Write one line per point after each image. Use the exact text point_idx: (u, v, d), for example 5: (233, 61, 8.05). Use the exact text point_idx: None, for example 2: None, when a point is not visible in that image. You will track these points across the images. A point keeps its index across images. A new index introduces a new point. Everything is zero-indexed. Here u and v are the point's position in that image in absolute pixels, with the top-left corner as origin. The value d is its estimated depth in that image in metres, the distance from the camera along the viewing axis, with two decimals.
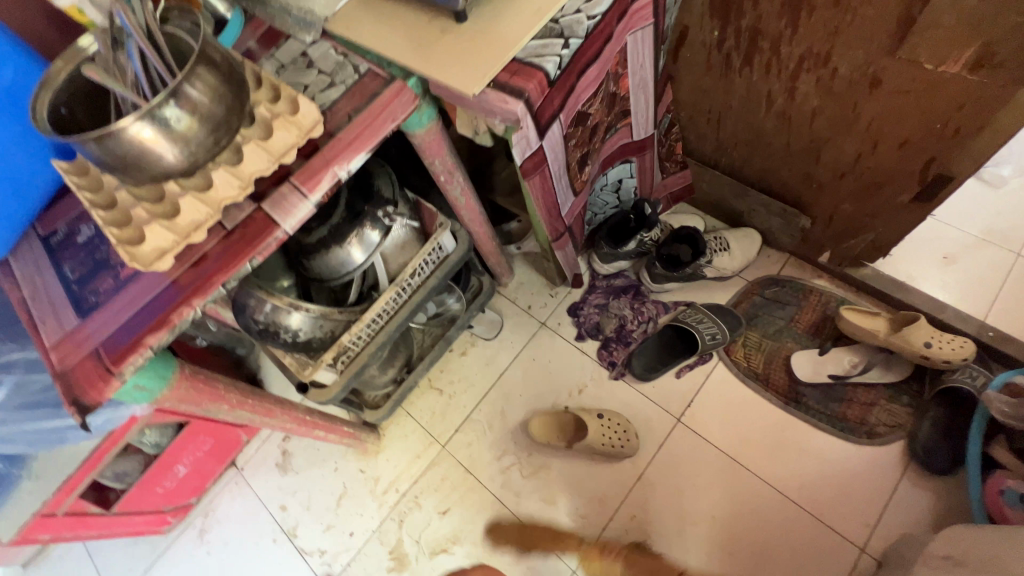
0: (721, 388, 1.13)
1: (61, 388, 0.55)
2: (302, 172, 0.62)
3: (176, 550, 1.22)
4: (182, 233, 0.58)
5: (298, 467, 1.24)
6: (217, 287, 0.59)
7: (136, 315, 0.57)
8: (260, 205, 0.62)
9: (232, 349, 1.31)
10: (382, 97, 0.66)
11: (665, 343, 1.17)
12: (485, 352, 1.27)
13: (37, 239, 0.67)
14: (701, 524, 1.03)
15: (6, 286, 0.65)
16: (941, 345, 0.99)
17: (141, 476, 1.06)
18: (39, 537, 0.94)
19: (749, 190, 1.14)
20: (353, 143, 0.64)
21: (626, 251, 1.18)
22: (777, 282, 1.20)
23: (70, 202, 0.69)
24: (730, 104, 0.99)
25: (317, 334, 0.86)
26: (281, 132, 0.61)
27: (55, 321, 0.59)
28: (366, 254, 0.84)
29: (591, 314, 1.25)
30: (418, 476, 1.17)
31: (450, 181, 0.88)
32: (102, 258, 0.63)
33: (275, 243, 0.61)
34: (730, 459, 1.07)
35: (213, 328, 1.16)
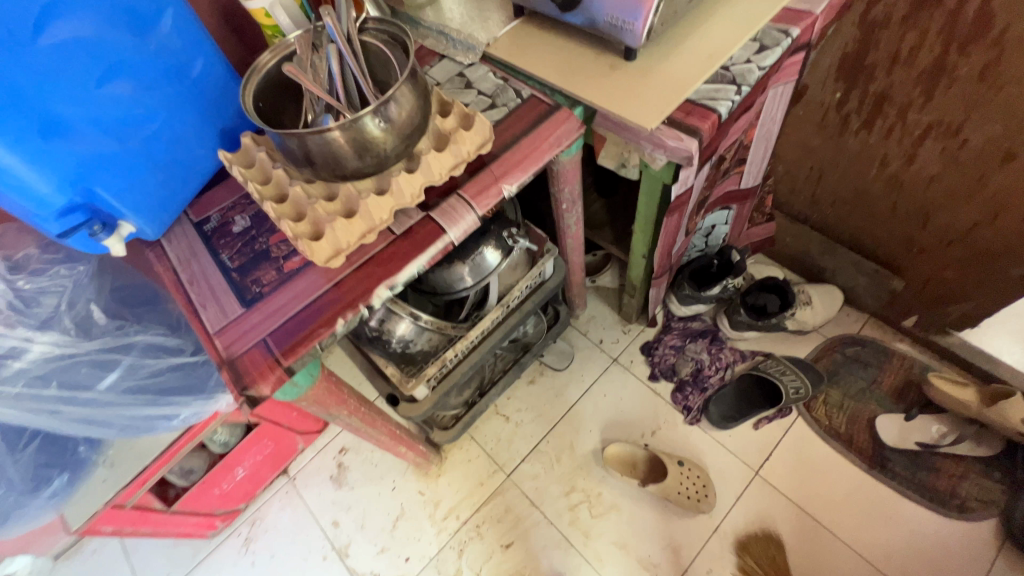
0: (801, 444, 1.11)
1: (228, 376, 0.54)
2: (471, 186, 0.64)
3: (219, 557, 1.16)
4: (358, 233, 0.59)
5: (354, 482, 1.20)
6: (383, 289, 0.58)
7: (305, 310, 0.57)
8: (428, 213, 0.63)
9: None
10: (548, 122, 0.67)
11: (744, 393, 1.15)
12: (554, 383, 1.26)
13: (189, 225, 0.68)
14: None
15: (158, 267, 0.65)
16: None
17: (206, 475, 1.02)
18: (103, 529, 0.90)
19: (838, 247, 1.15)
20: (520, 163, 0.65)
21: (709, 295, 1.16)
22: (858, 341, 1.19)
23: (224, 192, 0.70)
24: (837, 163, 1.01)
25: (423, 347, 0.86)
26: (457, 145, 0.63)
27: (218, 307, 0.59)
28: (482, 275, 0.84)
29: (667, 355, 1.24)
30: (480, 505, 1.14)
31: (570, 209, 0.89)
32: (262, 249, 0.63)
33: (440, 251, 0.62)
34: (812, 520, 1.03)
35: None
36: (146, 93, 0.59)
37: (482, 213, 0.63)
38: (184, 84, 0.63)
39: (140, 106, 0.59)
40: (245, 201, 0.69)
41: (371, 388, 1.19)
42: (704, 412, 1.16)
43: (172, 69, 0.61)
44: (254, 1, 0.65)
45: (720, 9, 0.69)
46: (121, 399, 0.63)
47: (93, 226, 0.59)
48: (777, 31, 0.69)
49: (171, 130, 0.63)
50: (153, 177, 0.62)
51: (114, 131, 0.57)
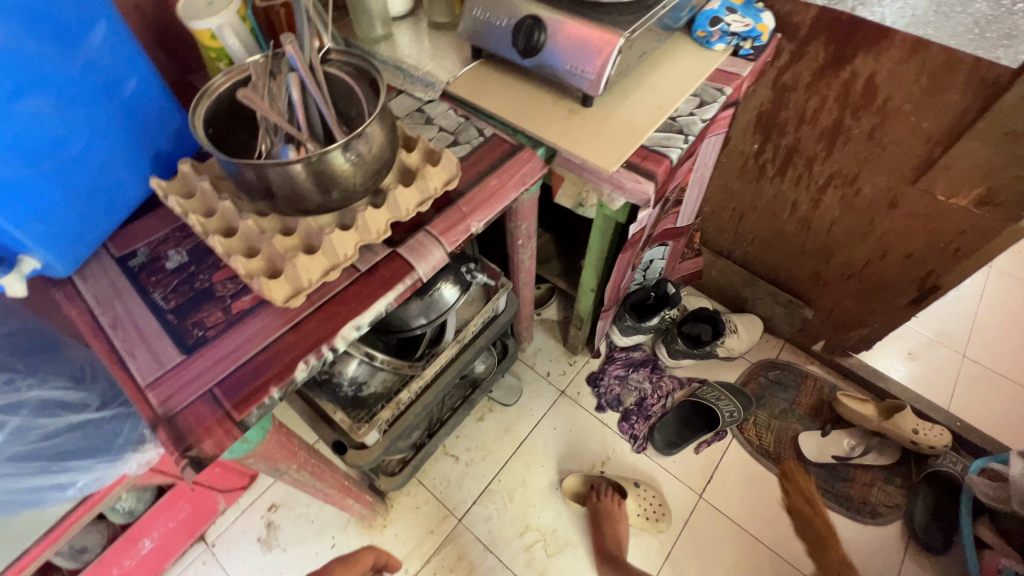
0: (737, 465, 1.18)
1: (165, 436, 0.47)
2: (439, 222, 0.62)
3: None
4: (320, 270, 0.55)
5: (286, 543, 1.08)
6: (348, 330, 0.54)
7: (260, 355, 0.51)
8: (395, 249, 0.60)
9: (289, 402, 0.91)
10: (513, 161, 0.69)
11: (686, 419, 1.21)
12: (504, 418, 1.24)
13: (110, 260, 0.59)
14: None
15: (69, 310, 0.56)
16: (926, 433, 1.10)
17: (104, 552, 0.85)
18: None
19: (758, 280, 1.27)
20: (487, 201, 0.65)
21: (648, 326, 1.22)
22: (777, 365, 1.31)
23: (154, 223, 0.63)
24: (755, 205, 1.13)
25: (377, 389, 0.82)
26: (424, 181, 0.62)
27: (151, 355, 0.51)
28: (441, 312, 0.82)
29: (612, 386, 1.26)
30: (430, 556, 1.07)
31: (525, 245, 0.90)
32: (204, 288, 0.57)
33: (409, 288, 0.59)
34: (757, 540, 1.09)
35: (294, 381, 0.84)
36: (66, 113, 0.52)
37: (450, 249, 0.62)
38: (112, 104, 0.56)
39: (60, 126, 0.52)
40: (181, 233, 0.62)
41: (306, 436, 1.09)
42: (650, 440, 1.20)
43: (98, 86, 0.55)
44: (200, 23, 0.60)
45: (662, 66, 0.76)
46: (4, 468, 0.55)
47: None
48: (714, 89, 0.77)
49: (93, 153, 0.55)
50: (68, 206, 0.54)
51: (24, 153, 0.49)
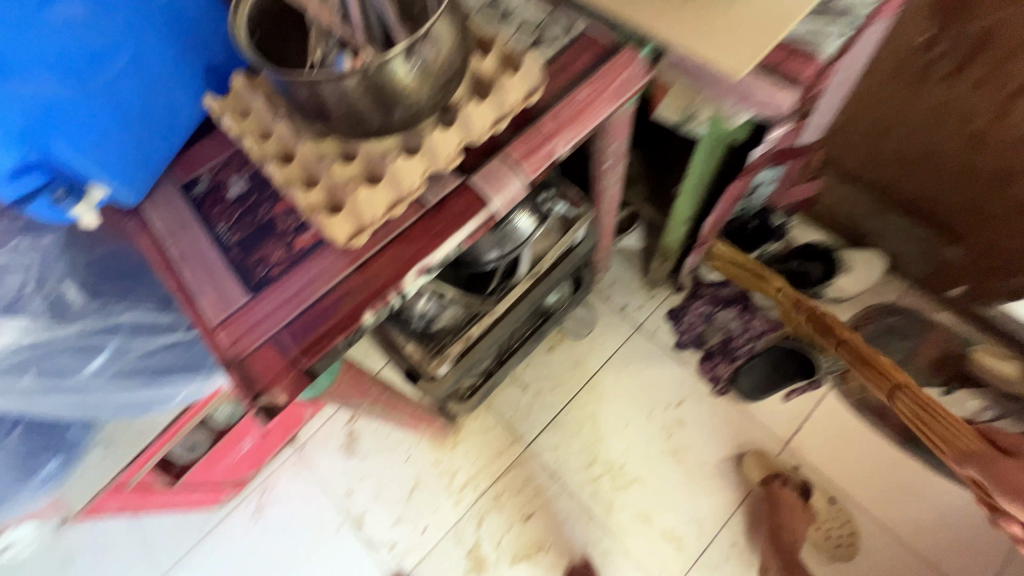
0: (831, 417, 1.07)
1: (237, 379, 0.45)
2: (518, 146, 0.52)
3: (232, 525, 1.13)
4: (384, 205, 0.48)
5: (366, 451, 1.16)
6: (417, 274, 0.49)
7: (325, 298, 0.47)
8: (467, 179, 0.52)
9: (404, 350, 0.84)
10: (610, 65, 0.55)
11: (777, 367, 1.08)
12: (575, 350, 1.19)
13: (174, 187, 0.57)
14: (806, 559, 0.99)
15: (141, 240, 0.55)
16: None
17: (211, 449, 0.95)
18: (105, 510, 0.87)
19: (890, 210, 1.05)
20: (576, 118, 0.54)
21: (745, 261, 1.09)
22: (897, 311, 1.13)
23: (213, 146, 0.58)
24: (908, 116, 0.89)
25: (446, 324, 0.79)
26: (501, 94, 0.51)
27: (218, 293, 0.49)
28: (514, 245, 0.75)
29: (695, 323, 1.17)
30: (498, 476, 1.10)
31: (613, 169, 0.78)
32: (266, 220, 0.53)
33: (482, 225, 0.51)
34: (848, 499, 1.02)
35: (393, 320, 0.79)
36: (105, 20, 0.47)
37: (529, 179, 0.52)
38: (151, 7, 0.50)
39: (101, 37, 0.47)
40: (241, 158, 0.57)
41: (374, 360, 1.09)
42: (734, 385, 1.10)
43: None
44: None
45: None
46: (114, 386, 0.57)
47: (55, 190, 0.49)
48: None
49: (142, 68, 0.50)
50: (124, 129, 0.51)
51: (69, 69, 0.46)
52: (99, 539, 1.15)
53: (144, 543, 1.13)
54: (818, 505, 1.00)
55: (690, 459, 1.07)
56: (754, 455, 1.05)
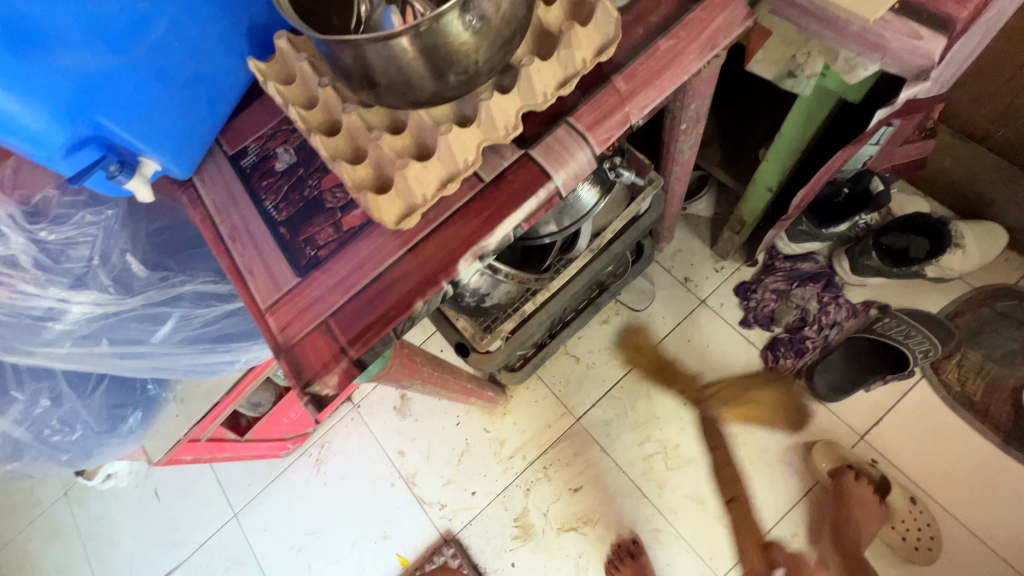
0: (919, 410, 0.97)
1: (287, 367, 0.44)
2: (587, 112, 0.46)
3: (294, 474, 1.21)
4: (436, 182, 0.43)
5: (417, 414, 1.18)
6: (471, 260, 0.44)
7: (374, 284, 0.44)
8: (527, 151, 0.46)
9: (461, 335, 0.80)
10: (701, 9, 0.46)
11: (856, 356, 0.99)
12: (632, 324, 1.13)
13: (224, 160, 0.55)
14: (872, 555, 0.93)
15: (193, 215, 0.53)
16: None
17: (274, 407, 1.00)
18: (182, 458, 0.95)
19: (1022, 177, 0.89)
20: (656, 78, 0.46)
21: (831, 233, 0.96)
22: (1014, 294, 0.98)
23: (260, 114, 0.56)
24: None
25: (498, 299, 0.76)
26: (569, 51, 0.44)
27: (267, 274, 0.47)
28: (577, 217, 0.68)
29: (766, 301, 1.07)
30: (547, 447, 1.09)
31: (690, 131, 0.69)
32: (314, 196, 0.50)
33: (543, 204, 0.45)
34: (930, 500, 0.93)
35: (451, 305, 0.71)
36: None
37: (598, 150, 0.46)
38: None
39: None
40: (288, 127, 0.54)
41: (424, 328, 1.08)
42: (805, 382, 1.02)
43: None
44: None
45: None
46: (181, 350, 0.62)
47: (109, 166, 0.47)
48: None
49: (184, 32, 0.47)
50: (170, 100, 0.48)
51: (107, 37, 0.42)
52: (182, 477, 1.26)
53: (219, 483, 1.24)
54: (896, 504, 0.90)
55: (751, 445, 1.01)
56: (822, 446, 0.97)
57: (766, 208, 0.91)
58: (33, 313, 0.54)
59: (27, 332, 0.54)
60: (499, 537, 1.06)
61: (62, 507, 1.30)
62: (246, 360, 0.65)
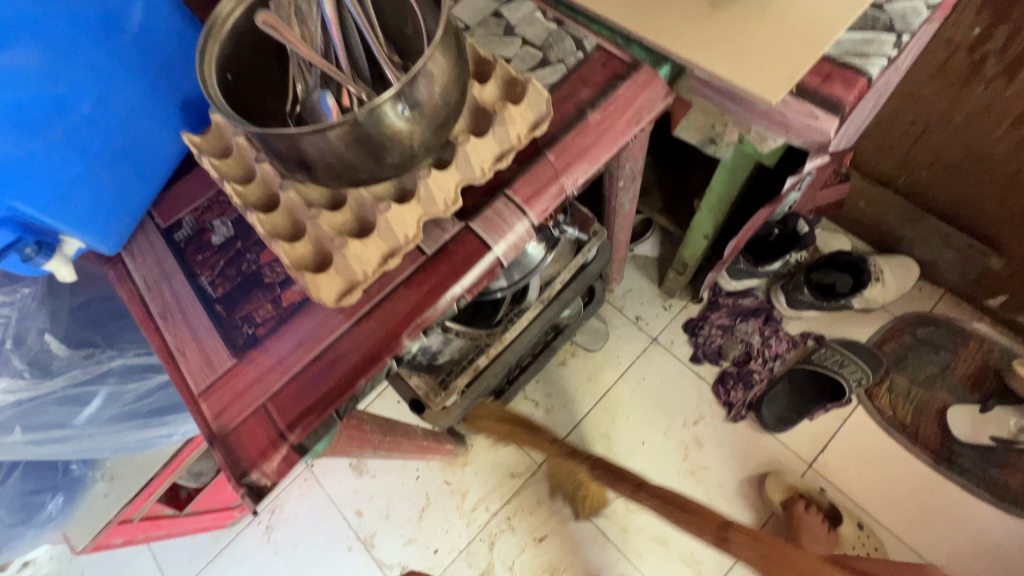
0: (859, 436, 1.02)
1: (222, 456, 0.41)
2: (524, 184, 0.47)
3: (242, 544, 1.12)
4: (377, 258, 0.44)
5: (375, 470, 1.13)
6: (416, 333, 0.44)
7: (315, 363, 0.43)
8: (467, 223, 0.47)
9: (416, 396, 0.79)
10: (626, 87, 0.50)
11: (799, 386, 1.04)
12: (587, 365, 1.15)
13: (156, 232, 0.53)
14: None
15: (121, 292, 0.51)
16: None
17: (216, 476, 0.94)
18: (113, 541, 0.87)
19: (925, 216, 0.98)
20: (588, 150, 0.48)
21: (767, 270, 1.03)
22: (930, 321, 1.06)
23: (196, 185, 0.54)
24: (950, 118, 0.82)
25: (450, 355, 0.76)
26: (504, 129, 0.46)
27: (201, 356, 0.45)
28: (527, 271, 0.70)
29: (713, 336, 1.12)
30: (510, 496, 1.07)
31: (627, 187, 0.72)
32: (252, 270, 0.49)
33: (485, 274, 0.46)
34: (876, 523, 0.97)
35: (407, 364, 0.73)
36: (61, 63, 0.42)
37: (537, 221, 0.47)
38: (120, 45, 0.46)
39: (58, 81, 0.42)
40: (225, 199, 0.53)
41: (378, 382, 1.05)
42: (755, 414, 1.06)
43: (98, 25, 0.44)
44: None
45: None
46: (109, 430, 0.58)
47: (24, 248, 0.45)
48: None
49: (106, 111, 0.46)
50: (92, 178, 0.46)
51: (24, 120, 0.41)
52: (114, 556, 1.15)
53: (158, 561, 1.14)
54: (846, 532, 0.93)
55: (708, 480, 1.03)
56: (774, 477, 1.00)
57: (706, 252, 0.96)
58: None
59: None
60: None
61: None
62: (185, 433, 0.60)
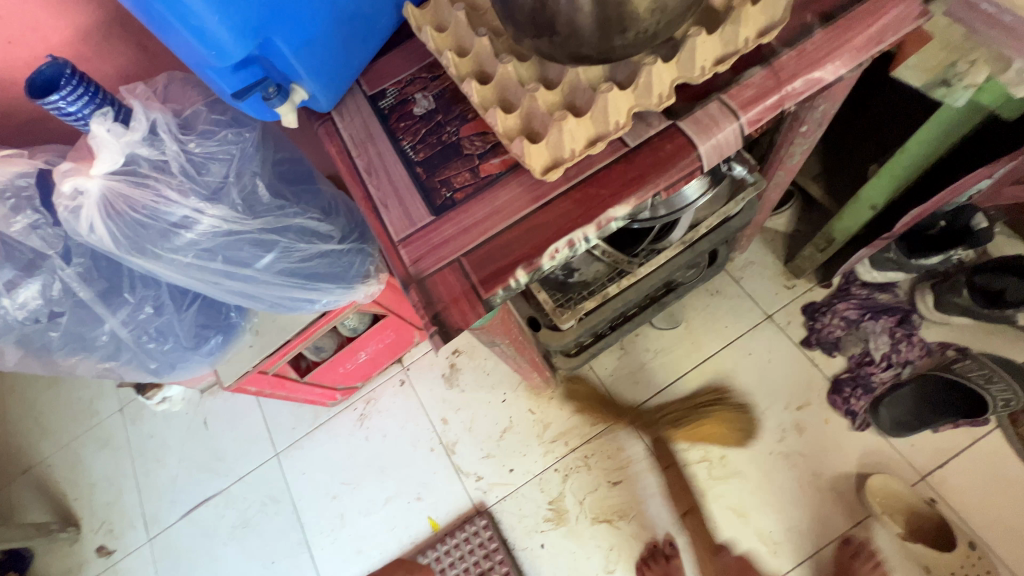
0: (988, 458, 0.93)
1: (416, 297, 0.45)
2: (742, 91, 0.46)
3: (338, 424, 1.24)
4: (584, 139, 0.44)
5: (464, 385, 1.20)
6: (606, 220, 0.45)
7: (508, 231, 0.45)
8: (674, 123, 0.46)
9: (534, 314, 0.82)
10: (872, 5, 0.46)
11: (927, 396, 0.95)
12: (691, 329, 1.12)
13: (363, 98, 0.57)
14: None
15: (329, 147, 0.56)
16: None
17: (335, 353, 1.05)
18: (246, 389, 0.98)
19: None
20: (815, 66, 0.46)
21: (920, 264, 0.92)
22: None
23: (402, 60, 0.58)
24: None
25: (587, 276, 0.77)
26: (735, 28, 0.44)
27: (402, 209, 0.49)
28: (673, 209, 0.66)
29: (833, 327, 1.04)
30: (589, 437, 1.09)
31: (809, 133, 0.67)
32: (452, 141, 0.51)
33: (684, 176, 0.46)
34: (990, 549, 0.89)
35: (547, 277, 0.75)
36: None
37: (746, 129, 0.46)
38: None
39: None
40: (428, 74, 0.56)
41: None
42: (869, 413, 0.98)
43: None
44: None
45: None
46: (278, 279, 0.68)
47: (267, 88, 0.49)
48: None
49: None
50: (331, 33, 0.51)
51: None
52: (231, 411, 1.32)
53: (266, 422, 1.28)
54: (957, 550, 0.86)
55: (803, 467, 0.99)
56: (878, 478, 0.94)
57: (861, 228, 0.88)
58: (169, 219, 0.57)
59: (160, 237, 0.57)
60: (532, 517, 1.07)
61: (117, 421, 1.37)
62: (325, 299, 0.74)
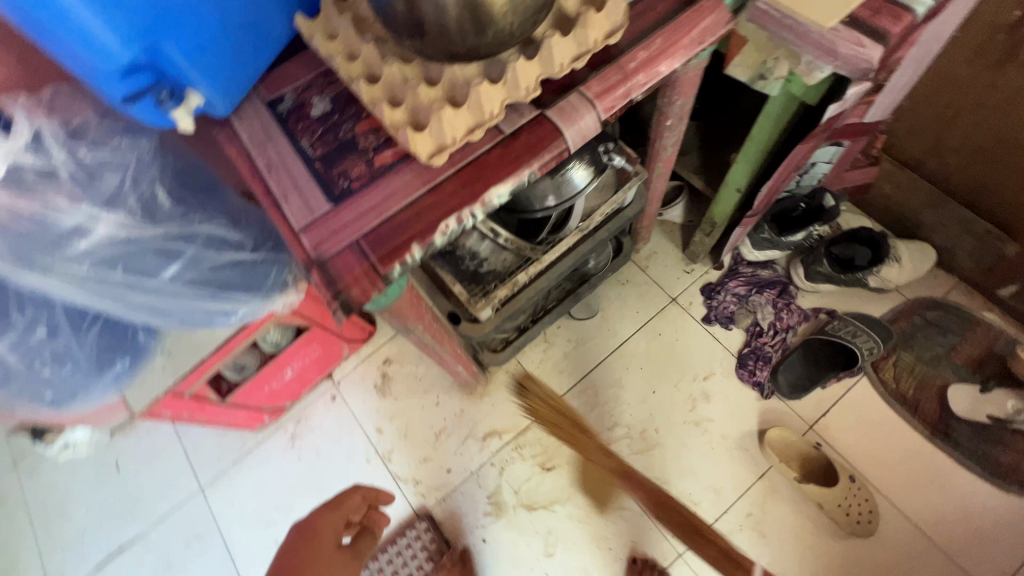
0: (860, 404, 1.08)
1: (320, 278, 0.49)
2: (597, 84, 0.54)
3: (267, 449, 1.20)
4: (464, 128, 0.50)
5: (397, 393, 1.21)
6: (489, 198, 0.51)
7: (402, 213, 0.50)
8: (543, 112, 0.54)
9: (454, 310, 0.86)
10: (695, 12, 0.56)
11: (810, 355, 1.10)
12: (608, 317, 1.20)
13: (261, 103, 0.60)
14: (810, 525, 1.01)
15: (230, 150, 0.58)
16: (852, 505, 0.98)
17: (258, 371, 1.03)
18: (162, 414, 0.94)
19: (948, 202, 1.03)
20: (653, 64, 0.55)
21: (790, 241, 1.07)
22: (942, 306, 1.12)
23: (299, 67, 0.61)
24: (977, 107, 0.88)
25: (496, 266, 0.81)
26: (584, 32, 0.52)
27: (301, 200, 0.52)
28: (565, 197, 0.75)
29: (727, 302, 1.17)
30: (523, 430, 1.13)
31: (674, 127, 0.77)
32: (348, 138, 0.55)
33: (555, 156, 0.53)
34: (867, 481, 1.02)
35: (457, 271, 0.81)
36: None
37: (603, 115, 0.54)
38: None
39: None
40: (323, 79, 0.60)
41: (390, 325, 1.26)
42: (771, 380, 1.10)
43: None
44: None
45: None
46: (185, 289, 0.67)
47: (159, 92, 0.51)
48: None
49: None
50: (223, 40, 0.53)
51: None
52: (146, 450, 1.23)
53: (187, 456, 1.21)
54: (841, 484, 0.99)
55: (713, 431, 1.09)
56: (775, 431, 1.05)
57: (736, 211, 1.01)
58: (60, 228, 0.56)
59: (51, 247, 0.56)
60: (472, 513, 1.09)
61: (11, 478, 1.24)
62: (239, 310, 0.74)
